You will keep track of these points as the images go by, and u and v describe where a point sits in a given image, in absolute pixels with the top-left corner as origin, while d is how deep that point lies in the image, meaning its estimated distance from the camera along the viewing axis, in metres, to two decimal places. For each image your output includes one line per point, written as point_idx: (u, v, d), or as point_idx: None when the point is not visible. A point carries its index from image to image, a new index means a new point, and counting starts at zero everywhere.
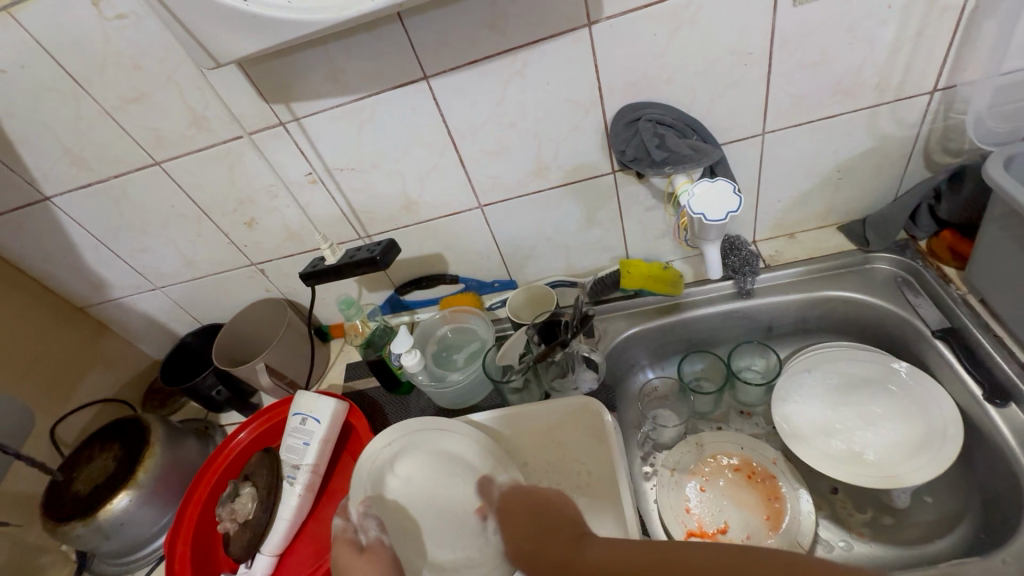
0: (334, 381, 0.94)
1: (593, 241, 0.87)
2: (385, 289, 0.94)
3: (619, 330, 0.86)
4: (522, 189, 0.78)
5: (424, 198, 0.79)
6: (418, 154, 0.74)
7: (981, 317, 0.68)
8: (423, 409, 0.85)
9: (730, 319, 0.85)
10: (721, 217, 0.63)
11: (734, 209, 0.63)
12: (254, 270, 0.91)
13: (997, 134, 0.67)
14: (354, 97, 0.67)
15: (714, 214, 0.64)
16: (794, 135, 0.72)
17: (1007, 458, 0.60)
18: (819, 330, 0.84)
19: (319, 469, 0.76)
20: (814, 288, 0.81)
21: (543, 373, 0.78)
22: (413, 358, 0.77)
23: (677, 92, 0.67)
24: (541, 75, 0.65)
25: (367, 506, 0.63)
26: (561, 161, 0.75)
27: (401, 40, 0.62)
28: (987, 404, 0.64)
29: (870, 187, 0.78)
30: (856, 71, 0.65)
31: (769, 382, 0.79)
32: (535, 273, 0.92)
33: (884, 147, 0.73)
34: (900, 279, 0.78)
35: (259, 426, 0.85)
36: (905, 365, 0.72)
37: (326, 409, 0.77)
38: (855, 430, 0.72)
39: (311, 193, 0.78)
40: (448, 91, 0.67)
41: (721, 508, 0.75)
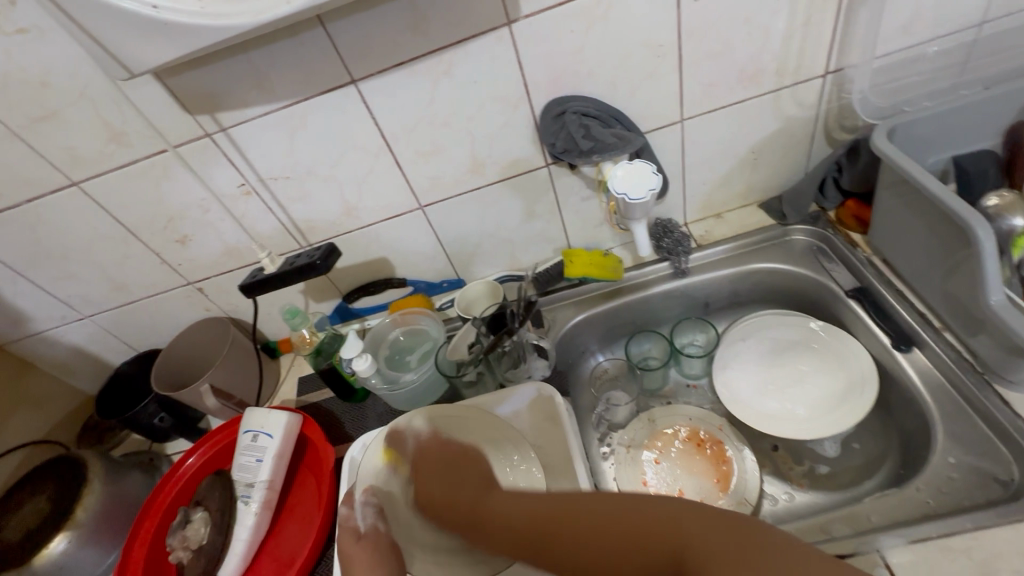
0: (286, 396, 0.92)
1: (535, 234, 0.89)
2: (333, 298, 0.94)
3: (567, 318, 0.89)
4: (461, 187, 0.80)
5: (364, 203, 0.80)
6: (353, 159, 0.74)
7: (884, 275, 0.75)
8: (380, 413, 0.84)
9: (670, 298, 0.90)
10: (642, 197, 0.68)
11: (653, 187, 0.68)
12: (191, 290, 0.88)
13: (881, 109, 0.76)
14: (282, 104, 0.67)
15: (635, 194, 0.68)
16: (709, 120, 0.77)
17: (915, 397, 0.67)
18: (750, 302, 0.90)
19: (276, 485, 0.74)
20: (742, 262, 0.86)
21: (496, 364, 0.80)
22: (365, 362, 0.76)
23: (599, 85, 0.71)
24: (467, 74, 0.67)
25: (368, 494, 0.66)
26: (496, 157, 0.77)
27: (325, 45, 0.62)
28: (895, 350, 0.70)
29: (781, 166, 0.85)
30: (757, 58, 0.71)
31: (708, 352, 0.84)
32: (482, 270, 0.94)
33: (789, 128, 0.80)
34: (815, 248, 0.84)
35: (209, 448, 0.81)
36: (821, 325, 0.79)
37: (279, 423, 0.76)
38: (788, 389, 0.78)
39: (246, 205, 0.77)
40: (377, 94, 0.68)
41: (676, 476, 0.79)
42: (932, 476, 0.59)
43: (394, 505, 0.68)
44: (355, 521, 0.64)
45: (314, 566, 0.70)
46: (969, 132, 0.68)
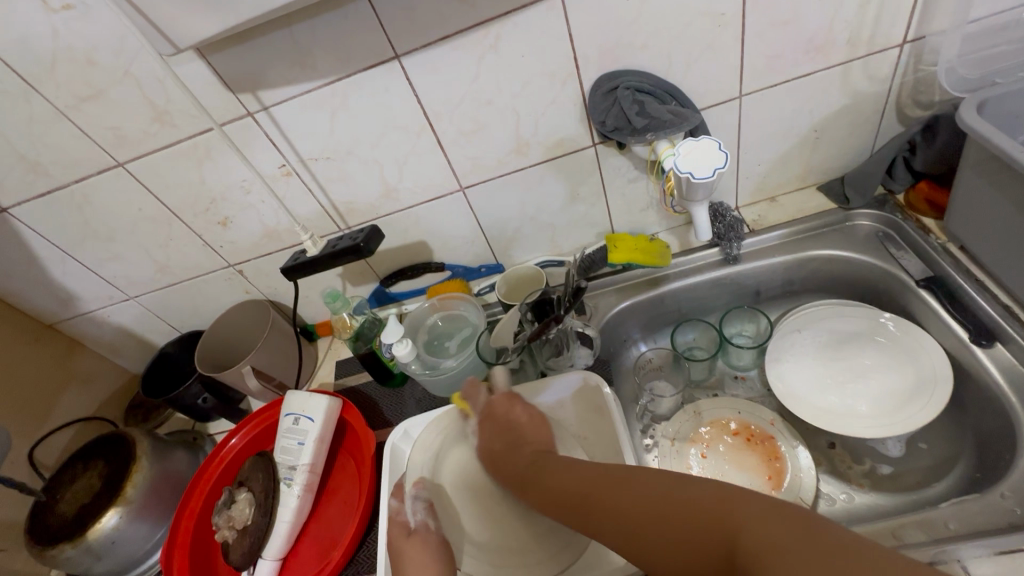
0: (324, 379, 0.92)
1: (577, 218, 0.86)
2: (371, 281, 0.93)
3: (610, 305, 0.86)
4: (503, 168, 0.77)
5: (403, 184, 0.78)
6: (395, 139, 0.72)
7: (961, 264, 0.69)
8: (419, 399, 0.84)
9: (719, 286, 0.86)
10: (707, 174, 0.63)
11: (719, 165, 0.63)
12: (232, 272, 0.88)
13: (969, 81, 0.68)
14: (324, 82, 0.65)
15: (700, 171, 0.63)
16: (770, 96, 0.72)
17: (996, 396, 0.62)
18: (805, 291, 0.85)
19: (317, 468, 0.74)
20: (799, 248, 0.81)
21: (537, 352, 0.78)
22: (406, 348, 0.75)
23: (653, 58, 0.66)
24: (515, 48, 0.64)
25: (418, 489, 0.66)
26: (541, 136, 0.74)
27: (369, 18, 0.60)
28: (973, 346, 0.64)
29: (845, 145, 0.80)
30: (828, 27, 0.65)
31: (760, 344, 0.79)
32: (521, 254, 0.91)
33: (857, 103, 0.74)
34: (881, 233, 0.79)
35: (252, 430, 0.82)
36: (892, 317, 0.74)
37: (319, 407, 0.76)
38: (847, 384, 0.73)
39: (287, 186, 0.76)
40: (421, 70, 0.65)
41: (725, 472, 0.76)
42: (1019, 483, 0.55)
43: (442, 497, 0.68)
44: (406, 516, 0.64)
45: (356, 549, 0.69)
46: None
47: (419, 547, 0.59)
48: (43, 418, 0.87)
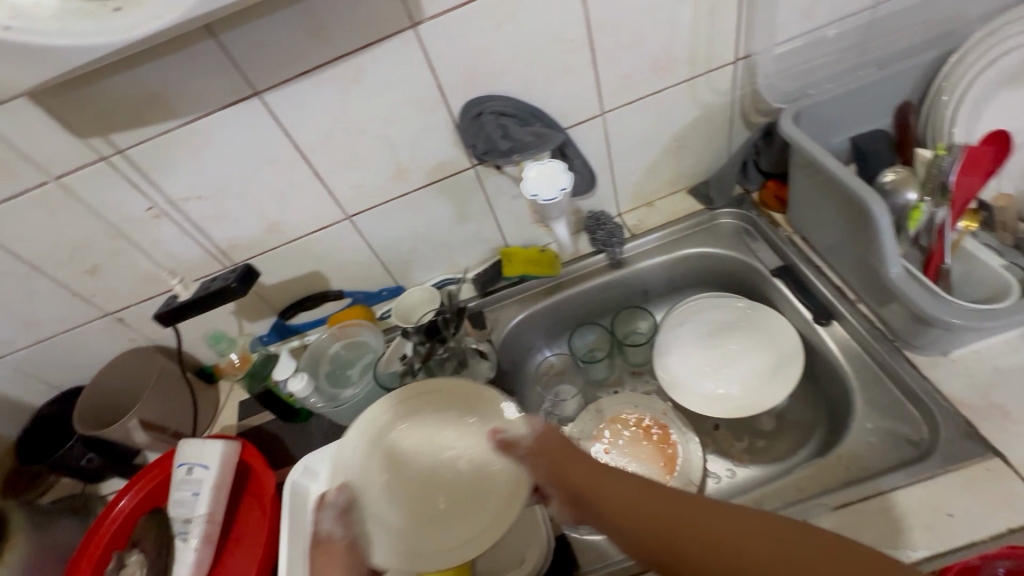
0: (226, 423, 0.89)
1: (470, 235, 0.88)
2: (268, 316, 0.90)
3: (510, 317, 0.89)
4: (387, 194, 0.78)
5: (286, 217, 0.77)
6: (269, 173, 0.71)
7: (803, 252, 0.78)
8: (325, 431, 0.82)
9: (610, 289, 0.91)
10: (553, 196, 0.69)
11: (563, 187, 0.69)
12: (111, 321, 0.83)
13: (787, 92, 0.78)
14: (183, 121, 0.63)
15: (547, 194, 0.69)
16: (629, 112, 0.78)
17: (836, 368, 0.70)
18: (686, 286, 0.92)
19: (217, 517, 0.71)
20: (675, 248, 0.88)
21: (438, 370, 0.79)
22: (300, 382, 0.74)
23: (514, 83, 0.70)
24: (378, 79, 0.65)
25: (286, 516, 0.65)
26: (420, 161, 0.75)
27: (219, 58, 0.59)
28: (817, 324, 0.73)
29: (704, 152, 0.87)
30: (668, 48, 0.72)
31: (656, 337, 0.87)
32: (421, 275, 0.93)
33: (707, 114, 0.82)
34: (741, 229, 0.87)
35: (140, 489, 0.75)
36: (746, 301, 0.82)
37: (214, 453, 0.73)
38: (722, 370, 0.80)
39: (158, 229, 0.73)
40: (284, 105, 0.65)
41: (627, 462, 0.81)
42: (854, 443, 0.62)
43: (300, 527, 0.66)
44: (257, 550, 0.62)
45: None
46: (870, 112, 0.71)
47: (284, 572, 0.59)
48: None
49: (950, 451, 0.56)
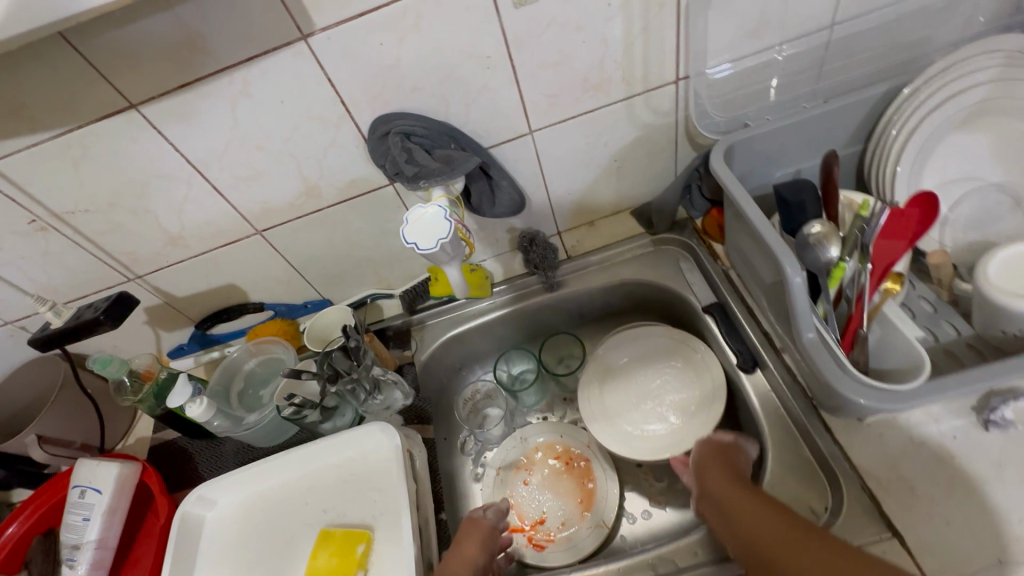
0: (141, 435, 0.86)
1: (396, 252, 0.84)
2: (186, 326, 0.87)
3: (436, 337, 0.86)
4: (298, 210, 0.73)
5: (189, 231, 0.72)
6: (162, 187, 0.66)
7: (737, 290, 0.74)
8: (236, 450, 0.80)
9: (543, 311, 0.87)
10: (431, 246, 0.60)
11: (442, 236, 0.60)
12: (13, 329, 0.79)
13: (720, 125, 0.73)
14: (55, 133, 0.58)
15: (425, 243, 0.61)
16: (561, 131, 0.72)
17: (753, 419, 0.67)
18: (624, 312, 0.88)
19: (109, 543, 0.69)
20: (611, 274, 0.84)
21: (351, 395, 0.73)
22: (199, 408, 0.70)
23: (427, 100, 0.64)
24: (270, 93, 0.60)
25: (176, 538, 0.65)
26: (330, 178, 0.70)
27: (83, 68, 0.54)
28: (740, 371, 0.69)
29: (648, 173, 0.82)
30: (599, 66, 0.66)
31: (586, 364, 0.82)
32: (347, 289, 0.88)
33: (649, 135, 0.76)
34: (681, 257, 0.83)
35: (35, 512, 0.73)
36: (694, 344, 0.76)
37: (109, 477, 0.70)
38: (649, 406, 0.76)
39: (47, 241, 0.68)
40: (168, 118, 0.60)
41: (543, 493, 0.80)
42: None
43: (203, 543, 0.68)
44: None
45: None
46: (813, 145, 0.66)
47: None
48: None
49: (847, 528, 0.53)
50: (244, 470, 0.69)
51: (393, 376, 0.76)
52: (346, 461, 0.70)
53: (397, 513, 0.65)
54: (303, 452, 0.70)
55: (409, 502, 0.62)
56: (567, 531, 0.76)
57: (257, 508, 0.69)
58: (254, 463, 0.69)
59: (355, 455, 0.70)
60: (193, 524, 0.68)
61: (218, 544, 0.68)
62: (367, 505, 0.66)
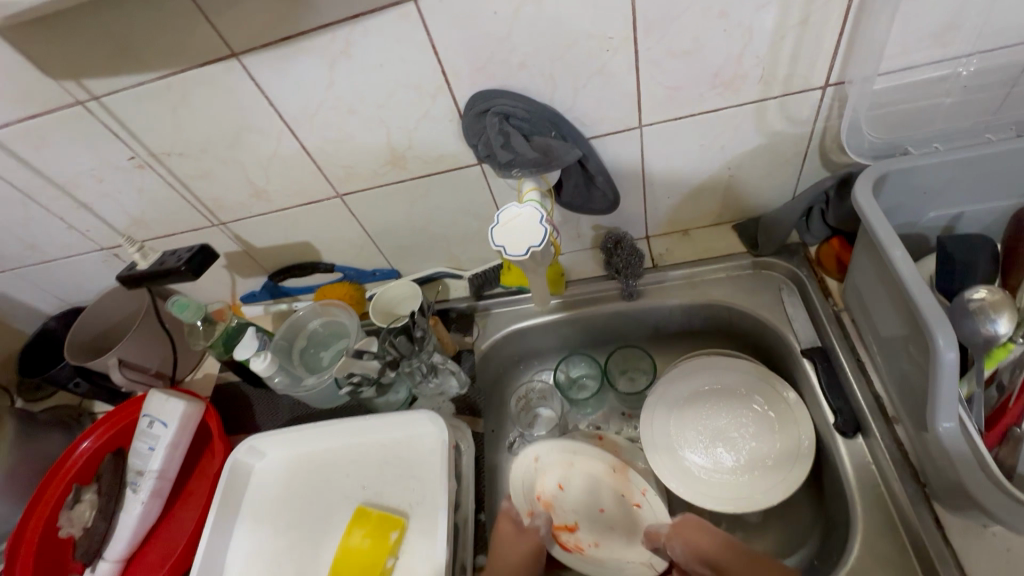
0: (208, 371, 0.89)
1: (472, 233, 0.80)
2: (260, 275, 0.88)
3: (499, 327, 0.82)
4: (381, 179, 0.70)
5: (274, 186, 0.71)
6: (252, 141, 0.65)
7: (849, 338, 0.64)
8: (291, 405, 0.81)
9: (615, 319, 0.81)
10: (519, 254, 0.55)
11: (534, 246, 0.54)
12: (107, 255, 0.83)
13: (876, 146, 0.62)
14: (158, 76, 0.57)
15: (514, 249, 0.55)
16: (674, 130, 0.64)
17: (843, 489, 0.59)
18: (704, 334, 0.80)
19: (169, 474, 0.73)
20: (699, 292, 0.77)
21: (407, 377, 0.73)
22: (262, 361, 0.70)
23: (534, 79, 0.58)
24: (371, 56, 0.56)
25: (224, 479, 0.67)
26: (419, 150, 0.66)
27: (189, 11, 0.52)
28: (837, 433, 0.61)
29: (763, 186, 0.72)
30: (736, 61, 0.57)
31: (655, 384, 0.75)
32: (417, 263, 0.86)
33: (774, 145, 0.66)
34: (784, 286, 0.73)
35: (108, 430, 0.78)
36: (786, 389, 0.68)
37: (174, 413, 0.73)
38: (721, 449, 0.69)
39: (143, 179, 0.70)
40: (266, 72, 0.57)
41: (585, 499, 0.70)
42: None
43: (246, 489, 0.69)
44: None
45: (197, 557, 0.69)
46: (989, 185, 0.54)
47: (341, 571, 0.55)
48: None
49: None
50: (295, 431, 0.70)
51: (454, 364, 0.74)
52: (391, 442, 0.69)
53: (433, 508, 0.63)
54: (352, 426, 0.69)
55: (450, 502, 0.60)
56: (597, 554, 0.67)
57: (300, 469, 0.70)
58: (305, 426, 0.70)
59: (401, 438, 0.69)
60: (241, 470, 0.69)
61: (260, 495, 0.69)
62: (405, 492, 0.65)
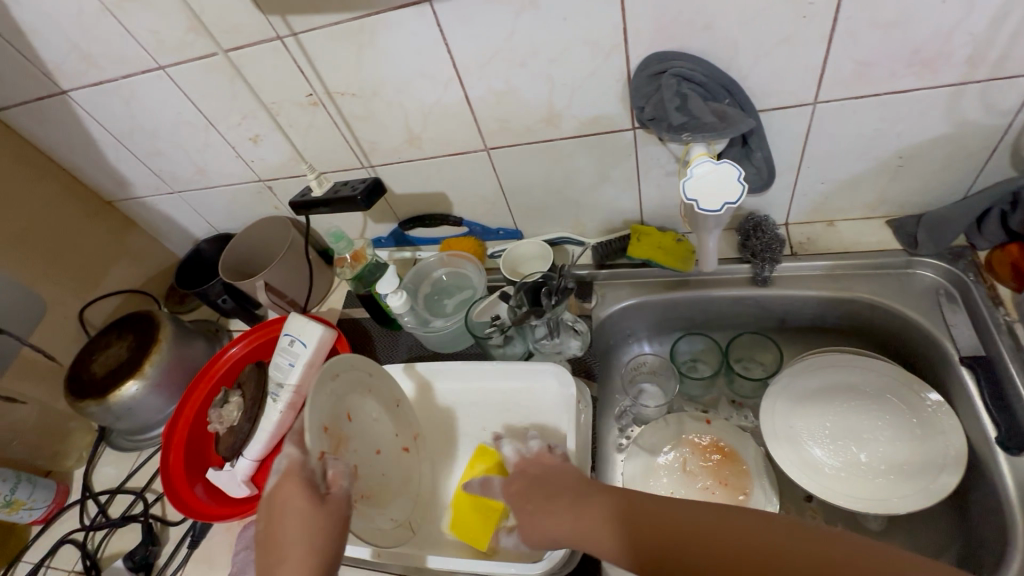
0: (333, 305, 0.97)
1: (605, 200, 0.80)
2: (391, 222, 0.93)
3: (618, 299, 0.83)
4: (532, 135, 0.72)
5: (428, 134, 0.74)
6: (420, 87, 0.68)
7: (1021, 351, 0.60)
8: (410, 346, 0.86)
9: (740, 304, 0.79)
10: (714, 209, 0.50)
11: (732, 201, 0.50)
12: (262, 187, 0.91)
13: None
14: (353, 15, 0.61)
15: (708, 203, 0.51)
16: (851, 109, 0.61)
17: (1001, 508, 0.55)
18: (834, 331, 0.77)
19: (303, 390, 0.79)
20: (841, 286, 0.73)
21: (528, 331, 0.75)
22: (399, 300, 0.75)
23: (717, 43, 0.57)
24: (557, 7, 0.57)
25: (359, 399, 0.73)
26: (576, 110, 0.67)
27: None
28: (999, 448, 0.57)
29: (934, 180, 0.67)
30: (945, 37, 0.53)
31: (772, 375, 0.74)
32: (542, 226, 0.88)
33: (961, 135, 0.61)
34: (941, 290, 0.69)
35: (252, 342, 0.88)
36: (935, 397, 0.64)
37: (313, 335, 0.79)
38: (850, 449, 0.66)
39: (313, 116, 0.75)
40: (453, 18, 0.60)
41: (364, 437, 0.60)
42: None
43: None
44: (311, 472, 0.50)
45: None
46: None
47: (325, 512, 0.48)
48: (93, 286, 1.01)
49: None
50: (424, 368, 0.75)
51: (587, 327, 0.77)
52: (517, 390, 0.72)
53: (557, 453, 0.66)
54: (478, 370, 0.73)
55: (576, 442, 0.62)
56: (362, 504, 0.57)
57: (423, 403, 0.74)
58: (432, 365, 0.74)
59: (524, 386, 0.71)
60: None
61: None
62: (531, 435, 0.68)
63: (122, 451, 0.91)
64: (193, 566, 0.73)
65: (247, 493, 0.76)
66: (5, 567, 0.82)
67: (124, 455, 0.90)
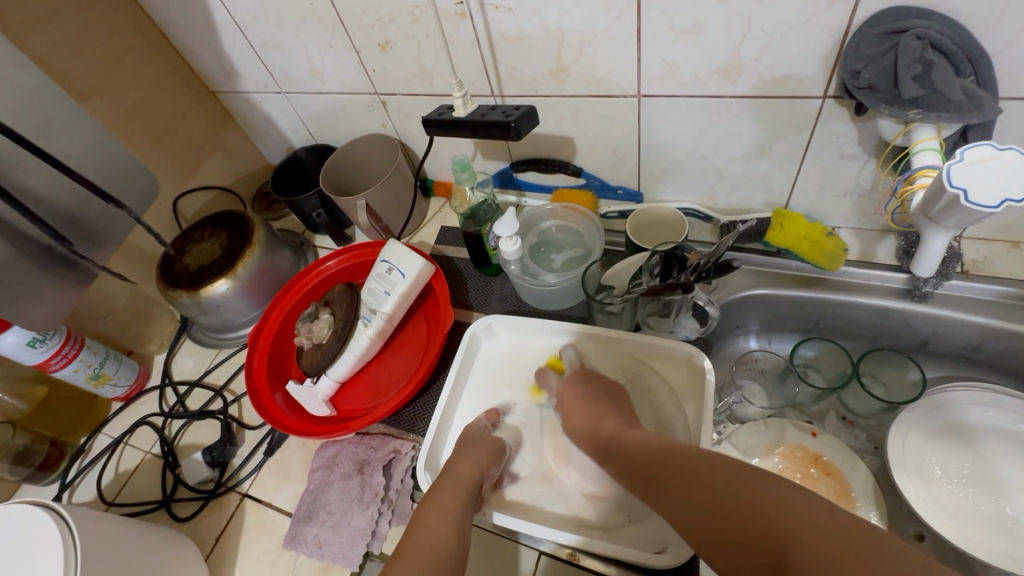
0: (425, 239, 0.93)
1: (753, 175, 0.71)
2: (502, 161, 0.87)
3: (742, 286, 0.75)
4: (697, 88, 0.63)
5: (577, 68, 0.67)
6: (588, 11, 0.60)
7: None
8: (504, 297, 0.82)
9: (879, 318, 0.71)
10: (988, 204, 0.44)
11: (1014, 198, 0.44)
12: (376, 101, 0.85)
13: None
14: None
15: (981, 196, 0.44)
16: None
17: None
18: (985, 365, 0.69)
19: (394, 320, 0.76)
20: (1014, 319, 0.64)
21: (642, 306, 0.69)
22: (512, 246, 0.70)
23: (983, 3, 0.46)
24: None
25: (462, 345, 0.70)
26: (762, 65, 0.58)
27: None
28: None
29: None
30: None
31: (895, 402, 0.67)
32: (667, 192, 0.80)
33: None
34: None
35: (347, 260, 0.87)
36: None
37: (413, 267, 0.74)
38: (991, 498, 0.60)
39: (457, 28, 0.68)
40: None
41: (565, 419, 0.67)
42: None
43: (469, 364, 0.72)
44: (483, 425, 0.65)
45: (405, 405, 0.72)
46: None
47: (483, 445, 0.61)
48: (189, 176, 1.00)
49: None
50: (533, 327, 0.72)
51: (717, 314, 0.68)
52: (611, 356, 0.69)
53: (657, 430, 0.63)
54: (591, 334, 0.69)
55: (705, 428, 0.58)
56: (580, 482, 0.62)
57: (524, 363, 0.72)
58: (540, 323, 0.71)
59: (630, 356, 0.68)
60: (471, 341, 0.72)
61: (479, 373, 0.72)
62: (628, 402, 0.66)
63: (201, 346, 0.91)
64: (267, 472, 0.74)
65: (326, 413, 0.74)
66: (86, 435, 0.84)
67: (203, 351, 0.91)
